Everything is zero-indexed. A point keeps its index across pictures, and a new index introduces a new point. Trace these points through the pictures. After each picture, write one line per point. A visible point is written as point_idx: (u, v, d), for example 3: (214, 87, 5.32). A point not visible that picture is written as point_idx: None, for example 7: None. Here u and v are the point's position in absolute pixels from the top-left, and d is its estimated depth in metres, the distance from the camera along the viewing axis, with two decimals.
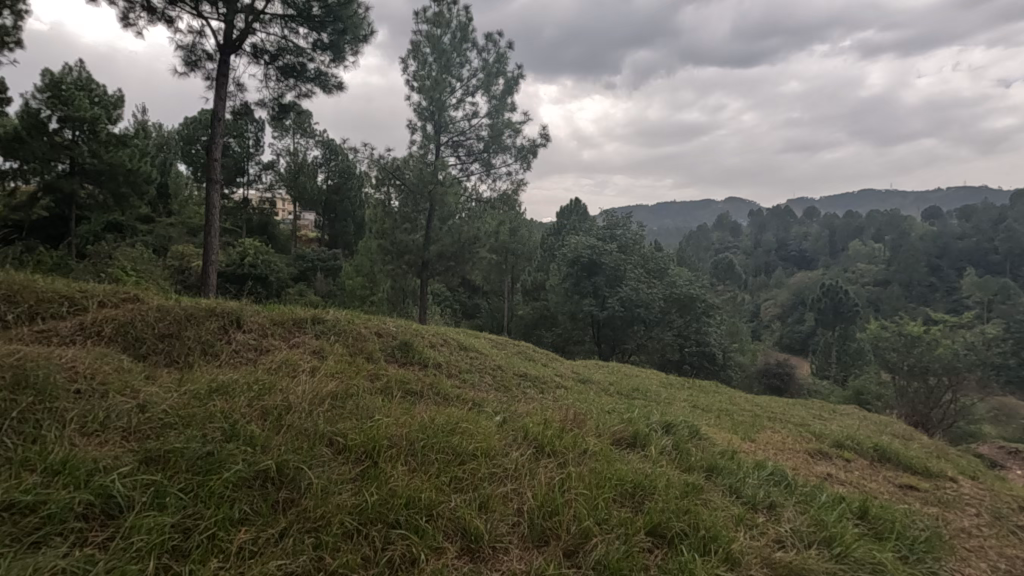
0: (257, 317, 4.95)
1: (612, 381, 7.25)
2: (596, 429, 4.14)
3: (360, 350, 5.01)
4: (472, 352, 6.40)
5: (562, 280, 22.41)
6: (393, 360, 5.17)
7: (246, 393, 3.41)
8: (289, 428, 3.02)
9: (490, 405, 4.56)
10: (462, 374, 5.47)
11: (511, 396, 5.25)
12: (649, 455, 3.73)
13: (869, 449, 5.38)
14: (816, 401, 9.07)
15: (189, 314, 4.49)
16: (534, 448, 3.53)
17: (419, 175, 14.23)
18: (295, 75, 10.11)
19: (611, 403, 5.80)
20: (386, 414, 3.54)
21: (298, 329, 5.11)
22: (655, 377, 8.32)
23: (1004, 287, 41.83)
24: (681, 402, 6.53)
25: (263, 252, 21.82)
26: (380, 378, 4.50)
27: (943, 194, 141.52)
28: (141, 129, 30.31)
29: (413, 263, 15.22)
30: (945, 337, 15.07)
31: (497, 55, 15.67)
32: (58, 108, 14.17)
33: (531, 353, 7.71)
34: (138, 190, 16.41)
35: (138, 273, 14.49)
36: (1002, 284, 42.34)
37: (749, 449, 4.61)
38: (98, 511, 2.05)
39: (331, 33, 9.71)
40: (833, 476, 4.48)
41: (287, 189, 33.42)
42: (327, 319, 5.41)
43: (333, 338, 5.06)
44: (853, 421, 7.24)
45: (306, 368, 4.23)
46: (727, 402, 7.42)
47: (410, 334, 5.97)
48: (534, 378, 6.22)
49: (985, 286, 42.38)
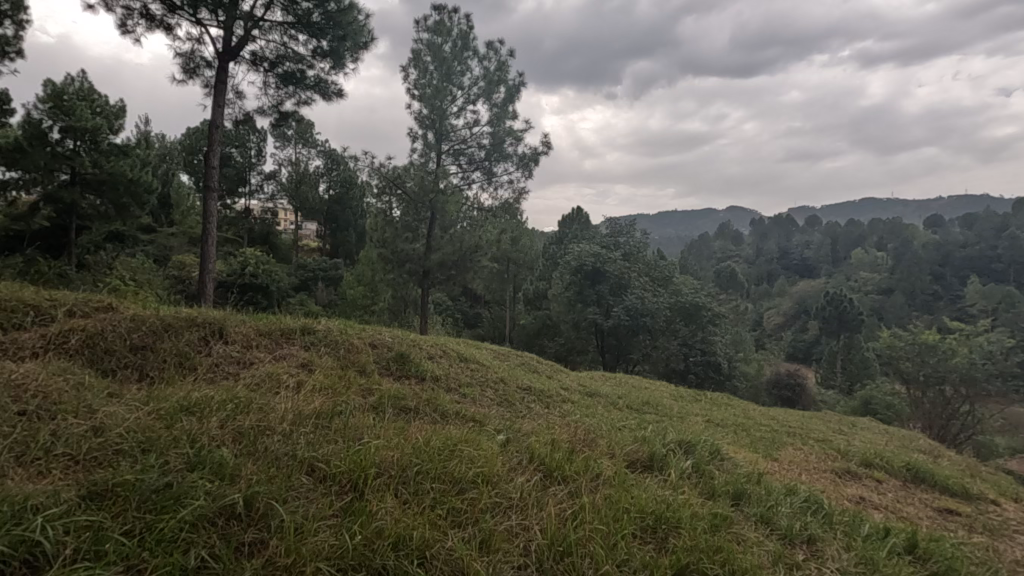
0: (242, 328, 4.61)
1: (621, 394, 6.87)
2: (609, 449, 3.78)
3: (352, 362, 4.66)
4: (473, 364, 6.04)
5: (565, 289, 22.06)
6: (388, 373, 4.83)
7: (220, 411, 3.06)
8: (264, 453, 2.66)
9: (493, 423, 4.20)
10: (462, 388, 5.10)
11: (515, 412, 4.88)
12: (668, 480, 3.36)
13: (901, 468, 5.00)
14: (834, 415, 8.65)
15: (166, 324, 4.16)
16: (542, 474, 3.16)
17: (420, 183, 14.00)
18: (294, 82, 9.85)
19: (621, 419, 5.43)
20: (376, 435, 3.19)
21: (286, 339, 4.77)
22: (664, 390, 7.93)
23: (1008, 295, 41.52)
24: (695, 417, 6.17)
25: (265, 261, 21.60)
26: (373, 394, 4.15)
27: (945, 202, 141.29)
28: (145, 140, 30.23)
29: (414, 272, 14.88)
30: (960, 346, 14.68)
31: (498, 63, 15.46)
32: (59, 119, 14.06)
33: (535, 365, 7.34)
34: (139, 200, 16.17)
35: (136, 283, 14.20)
36: (1006, 292, 42.05)
37: (774, 471, 4.22)
38: (19, 563, 1.71)
39: (331, 40, 9.45)
40: (866, 500, 4.12)
41: (289, 200, 33.38)
42: (317, 329, 5.07)
43: (323, 350, 4.72)
44: (876, 436, 6.84)
45: (292, 383, 3.88)
46: (742, 416, 7.04)
47: (406, 345, 5.61)
48: (540, 391, 5.85)
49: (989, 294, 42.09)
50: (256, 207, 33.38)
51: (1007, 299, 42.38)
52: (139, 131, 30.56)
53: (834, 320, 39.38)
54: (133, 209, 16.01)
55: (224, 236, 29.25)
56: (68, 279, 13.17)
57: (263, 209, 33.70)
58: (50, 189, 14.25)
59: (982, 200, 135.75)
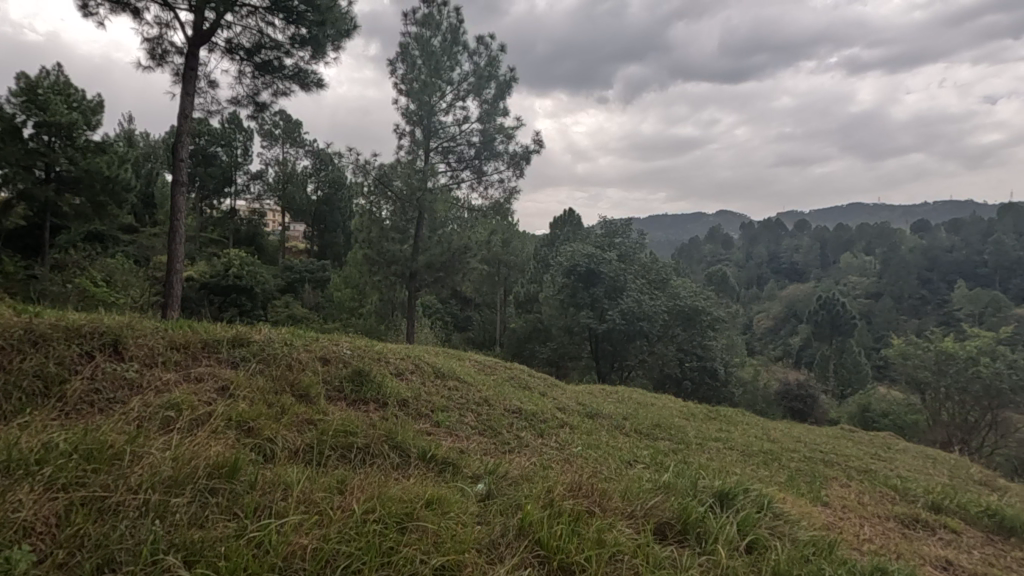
0: (149, 340, 3.55)
1: (626, 415, 5.86)
2: (626, 507, 2.79)
3: (291, 384, 3.61)
4: (451, 381, 5.00)
5: (557, 291, 21.12)
6: (341, 398, 3.80)
7: (43, 471, 2.01)
8: (87, 557, 1.64)
9: (472, 470, 3.20)
10: (436, 414, 4.10)
11: (502, 447, 3.88)
12: (716, 563, 2.37)
13: (980, 514, 4.03)
14: (860, 434, 7.75)
15: (32, 335, 3.10)
16: (537, 567, 2.14)
17: (407, 181, 12.86)
18: (271, 72, 8.77)
19: (631, 451, 4.44)
20: (291, 506, 2.16)
21: (210, 354, 3.73)
22: (673, 407, 6.95)
23: (995, 300, 41.63)
24: (716, 444, 5.18)
25: (250, 262, 20.44)
26: (312, 430, 3.15)
27: (929, 208, 142.52)
28: (127, 138, 28.99)
29: (400, 274, 13.80)
30: (981, 354, 13.89)
31: (489, 58, 14.51)
32: (33, 113, 13.00)
33: (527, 380, 6.32)
34: (117, 199, 15.03)
35: (109, 286, 13.10)
36: (993, 296, 42.18)
37: (839, 530, 3.24)
38: None
39: (310, 27, 8.35)
40: (955, 567, 3.15)
41: (277, 199, 32.39)
42: (252, 340, 4.01)
43: (255, 367, 3.68)
44: (922, 465, 5.91)
45: (198, 420, 2.87)
46: (767, 439, 6.07)
47: (368, 359, 4.56)
48: (531, 414, 4.84)
49: (975, 298, 42.11)
50: (242, 208, 32.20)
51: (994, 304, 42.49)
52: (122, 128, 29.27)
53: (825, 324, 38.75)
54: (111, 207, 14.84)
55: (209, 236, 28.07)
56: (35, 281, 12.09)
57: (250, 209, 32.51)
58: (23, 187, 13.09)
59: (965, 204, 137.05)
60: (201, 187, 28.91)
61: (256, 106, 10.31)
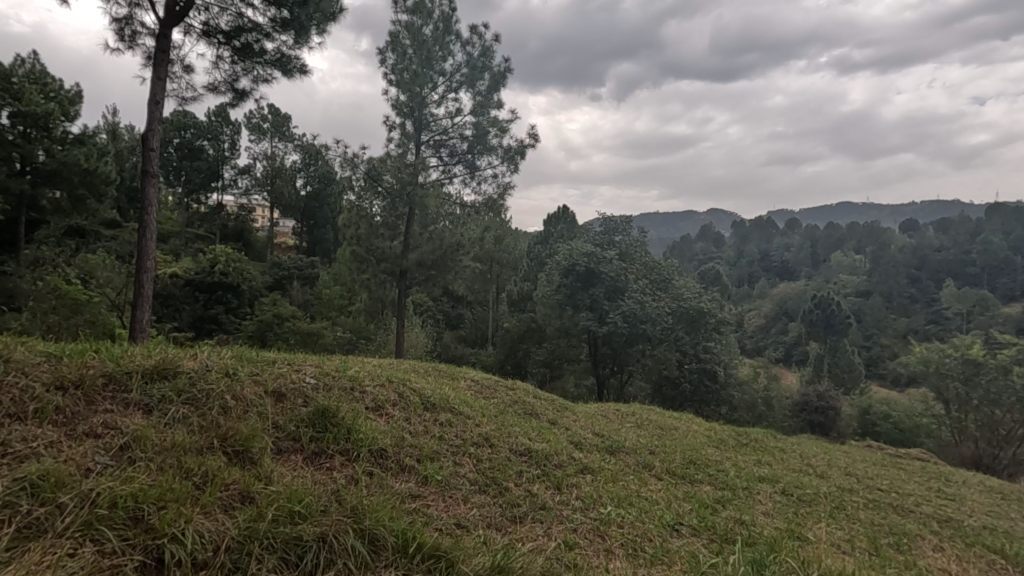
0: (22, 378, 2.55)
1: (653, 448, 4.92)
2: None
3: (223, 437, 2.61)
4: (443, 414, 4.02)
5: (552, 290, 20.18)
6: (294, 452, 2.82)
7: None
8: None
9: (475, 566, 2.25)
10: (424, 466, 3.14)
11: (511, 515, 2.95)
12: None
13: None
14: (904, 462, 6.87)
15: None
16: None
17: (398, 175, 11.88)
18: (250, 59, 7.48)
19: (674, 508, 3.51)
20: None
21: (114, 392, 2.73)
22: (699, 432, 6.05)
23: (983, 298, 41.10)
24: (767, 488, 4.27)
25: (236, 259, 19.43)
26: (243, 514, 2.19)
27: (915, 209, 143.06)
28: (110, 131, 27.76)
29: (390, 272, 12.81)
30: (1011, 364, 13.20)
31: (483, 49, 13.50)
32: (6, 103, 11.89)
33: (532, 404, 5.36)
34: (97, 193, 13.92)
35: (83, 286, 12.06)
36: (981, 295, 41.62)
37: None
38: None
39: (291, 6, 7.07)
40: None
41: (265, 195, 31.27)
42: (182, 372, 3.01)
43: (175, 413, 2.69)
44: (998, 508, 5.02)
45: (59, 516, 1.89)
46: (814, 474, 5.17)
47: (337, 391, 3.59)
48: (544, 456, 3.87)
49: (963, 297, 41.56)
50: (228, 203, 31.01)
51: (983, 303, 41.94)
52: (106, 121, 28.11)
53: (819, 322, 37.86)
54: (91, 201, 13.77)
55: (195, 231, 26.91)
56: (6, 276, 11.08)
57: (237, 205, 31.39)
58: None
59: (953, 205, 137.26)
60: (186, 182, 27.72)
61: (239, 94, 9.19)
